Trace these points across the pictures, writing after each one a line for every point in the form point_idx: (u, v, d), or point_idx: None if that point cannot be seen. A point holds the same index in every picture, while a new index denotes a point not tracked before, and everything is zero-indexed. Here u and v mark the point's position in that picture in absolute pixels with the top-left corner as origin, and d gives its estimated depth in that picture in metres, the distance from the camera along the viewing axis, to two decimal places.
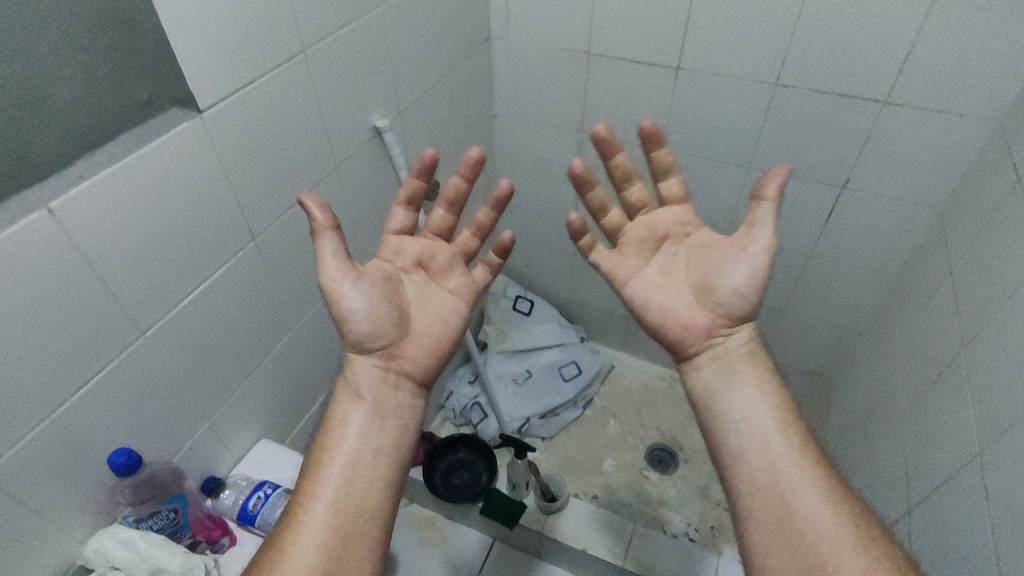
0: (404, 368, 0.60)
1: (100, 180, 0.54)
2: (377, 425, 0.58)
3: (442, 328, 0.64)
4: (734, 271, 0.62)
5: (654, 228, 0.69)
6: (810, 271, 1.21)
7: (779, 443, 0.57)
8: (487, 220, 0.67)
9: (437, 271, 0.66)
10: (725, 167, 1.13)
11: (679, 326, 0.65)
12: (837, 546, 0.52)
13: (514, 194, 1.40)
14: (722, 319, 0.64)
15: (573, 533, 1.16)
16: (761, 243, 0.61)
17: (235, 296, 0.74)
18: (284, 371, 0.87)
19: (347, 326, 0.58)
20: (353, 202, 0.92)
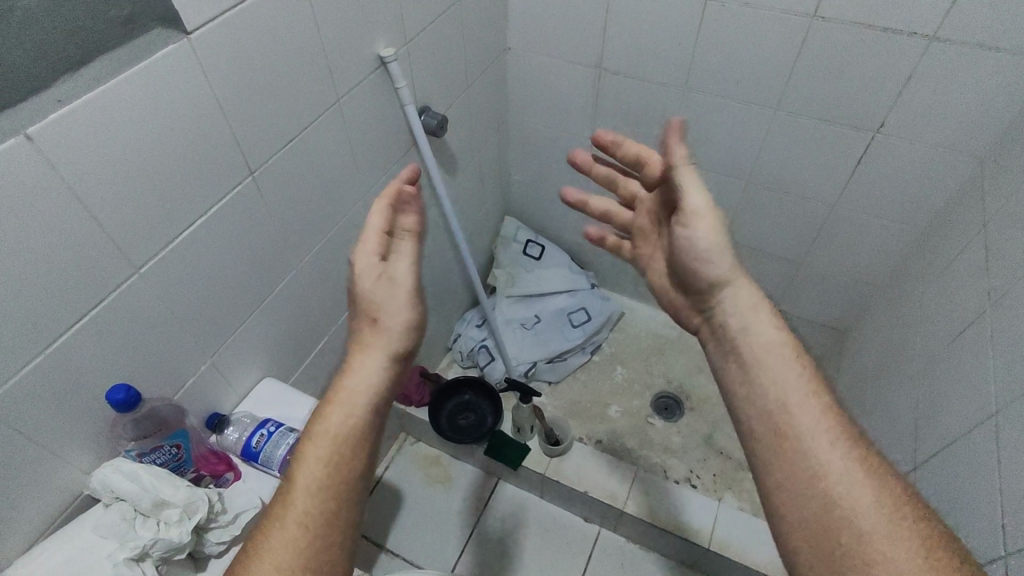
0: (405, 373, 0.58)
1: (79, 107, 0.51)
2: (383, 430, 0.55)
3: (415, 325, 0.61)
4: (687, 246, 0.59)
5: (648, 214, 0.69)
6: (834, 221, 1.16)
7: (802, 417, 0.51)
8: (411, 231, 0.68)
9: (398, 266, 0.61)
10: (751, 107, 1.07)
11: (670, 308, 0.66)
12: (865, 530, 0.46)
13: (527, 132, 1.35)
14: (694, 297, 0.62)
15: (575, 475, 1.18)
16: (693, 215, 0.58)
17: (235, 232, 0.72)
18: (287, 309, 0.86)
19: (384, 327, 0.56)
20: (357, 137, 0.88)
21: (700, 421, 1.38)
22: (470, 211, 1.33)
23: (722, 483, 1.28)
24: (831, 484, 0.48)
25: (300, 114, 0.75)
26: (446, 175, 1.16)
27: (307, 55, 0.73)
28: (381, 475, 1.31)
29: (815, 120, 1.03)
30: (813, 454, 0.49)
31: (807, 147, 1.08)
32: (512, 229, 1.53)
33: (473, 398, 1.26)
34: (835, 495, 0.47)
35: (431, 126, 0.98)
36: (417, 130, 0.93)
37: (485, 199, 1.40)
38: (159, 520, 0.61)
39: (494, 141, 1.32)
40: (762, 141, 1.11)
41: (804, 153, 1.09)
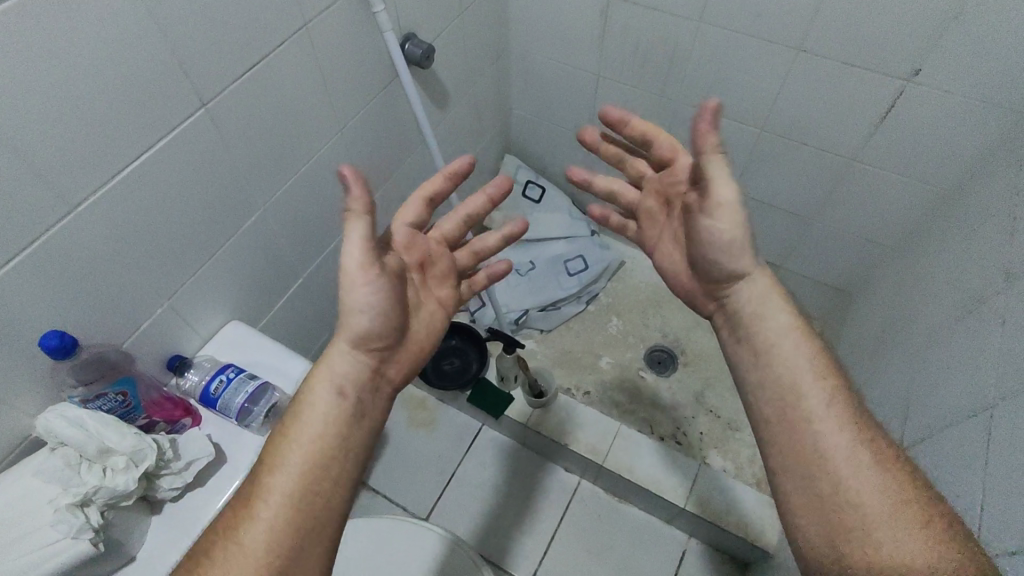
0: (388, 371, 0.63)
1: (11, 10, 0.46)
2: (353, 424, 0.59)
3: (431, 339, 0.68)
4: (710, 235, 0.63)
5: (658, 194, 0.72)
6: (852, 177, 1.08)
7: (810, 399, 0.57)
8: (496, 243, 0.74)
9: (432, 276, 0.69)
10: (771, 47, 0.96)
11: (683, 289, 0.71)
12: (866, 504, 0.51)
13: (529, 65, 1.25)
14: (714, 284, 0.67)
15: (557, 426, 1.17)
16: (722, 210, 0.61)
17: (189, 168, 0.67)
18: (254, 252, 0.82)
19: (353, 319, 0.60)
20: (333, 70, 0.79)
21: (693, 377, 1.37)
22: (465, 150, 1.26)
23: (709, 441, 1.27)
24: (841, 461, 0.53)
25: (262, 42, 0.68)
26: (437, 110, 1.08)
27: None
28: None
29: (842, 65, 0.93)
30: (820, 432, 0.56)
31: (829, 95, 0.98)
32: (512, 168, 1.45)
33: (459, 342, 1.23)
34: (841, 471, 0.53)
35: (416, 56, 0.89)
36: (398, 62, 0.85)
37: (483, 137, 1.32)
38: (104, 466, 0.59)
39: (494, 74, 1.23)
40: (780, 86, 1.01)
41: (825, 101, 0.99)
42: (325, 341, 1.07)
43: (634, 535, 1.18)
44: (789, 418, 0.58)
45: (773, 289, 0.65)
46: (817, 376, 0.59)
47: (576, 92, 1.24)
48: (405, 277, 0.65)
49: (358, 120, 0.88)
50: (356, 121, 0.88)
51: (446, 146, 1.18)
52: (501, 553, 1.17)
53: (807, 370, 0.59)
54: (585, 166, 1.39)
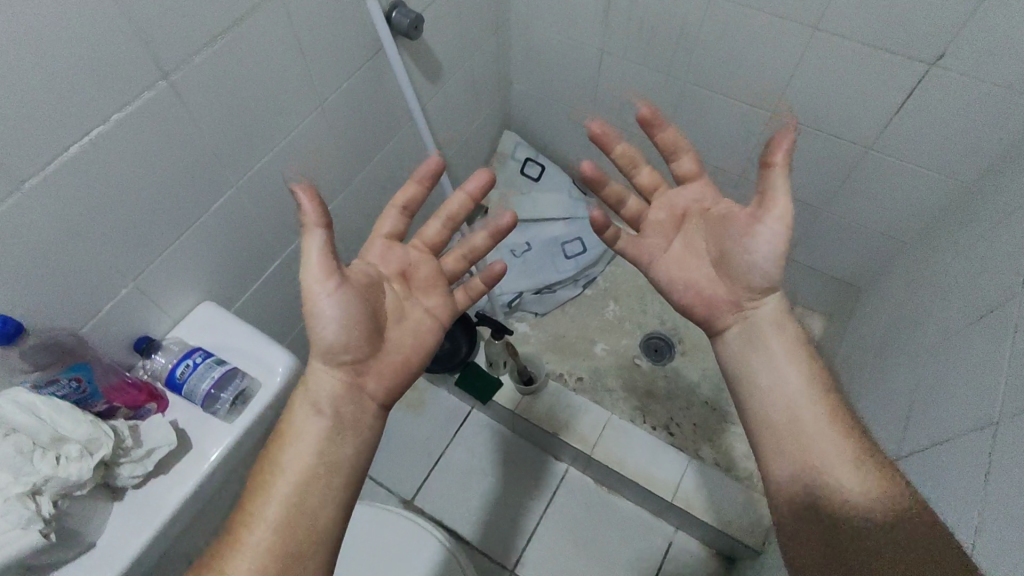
0: (366, 383, 0.63)
1: None
2: (334, 442, 0.60)
3: (416, 348, 0.67)
4: (761, 240, 0.65)
5: (671, 207, 0.76)
6: (865, 166, 1.02)
7: (812, 407, 0.61)
8: (483, 245, 0.74)
9: (417, 285, 0.70)
10: (786, 24, 0.90)
11: (704, 302, 0.71)
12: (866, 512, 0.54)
13: (531, 37, 1.18)
14: (746, 293, 0.68)
15: (547, 413, 1.15)
16: (778, 211, 0.64)
17: (152, 142, 0.62)
18: (228, 230, 0.79)
19: (316, 331, 0.61)
20: (311, 39, 0.75)
21: (689, 367, 1.34)
22: (461, 125, 1.21)
23: (702, 434, 1.24)
24: (841, 470, 0.57)
25: (229, 8, 0.63)
26: (429, 83, 1.03)
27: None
28: None
29: (861, 45, 0.86)
30: (823, 438, 0.59)
31: (846, 77, 0.92)
32: (511, 146, 1.40)
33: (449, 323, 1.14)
34: (842, 479, 0.56)
35: (403, 25, 0.84)
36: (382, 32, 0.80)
37: (481, 111, 1.26)
38: (58, 454, 0.56)
39: (492, 45, 1.17)
40: (794, 66, 0.95)
41: (841, 84, 0.93)
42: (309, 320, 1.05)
43: (621, 525, 1.16)
44: (791, 425, 0.61)
45: (784, 312, 0.68)
46: (819, 386, 0.62)
47: (579, 66, 1.18)
48: (376, 288, 0.66)
49: (339, 92, 0.84)
50: (338, 93, 0.84)
51: (440, 121, 1.13)
52: (486, 538, 1.16)
53: (809, 381, 0.63)
54: (586, 144, 1.34)
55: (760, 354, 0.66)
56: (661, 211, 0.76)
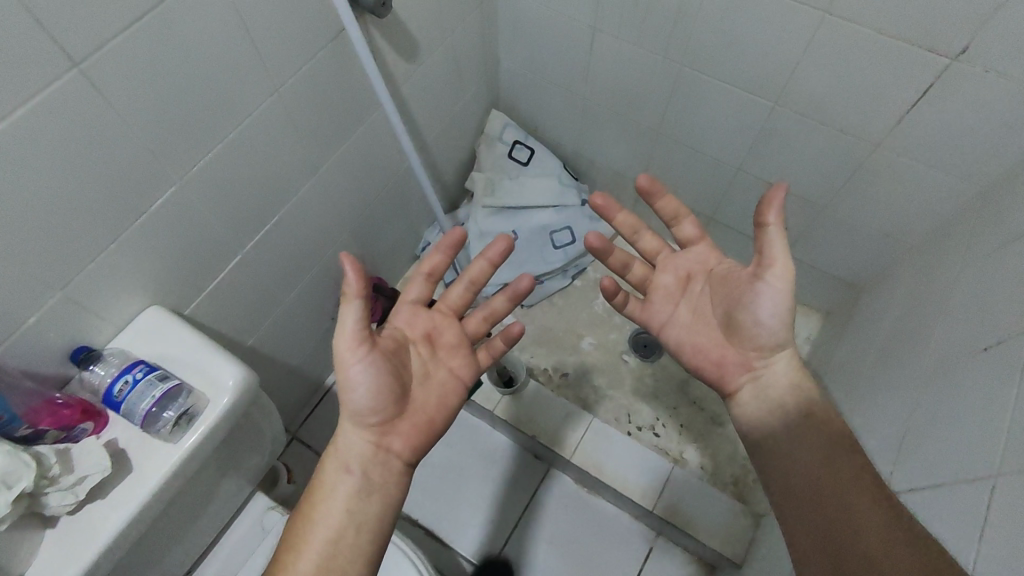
0: (392, 443, 0.72)
1: None
2: (362, 499, 0.69)
3: (436, 407, 0.76)
4: (765, 299, 0.67)
5: (676, 271, 0.79)
6: (875, 165, 0.95)
7: (832, 455, 0.64)
8: (503, 308, 0.84)
9: (441, 348, 0.80)
10: (794, 7, 0.81)
11: (713, 365, 0.74)
12: (882, 545, 0.55)
13: (518, 11, 1.09)
14: (756, 353, 0.71)
15: (526, 417, 1.16)
16: (777, 270, 0.65)
17: (74, 141, 0.56)
18: (176, 231, 0.73)
19: (349, 398, 0.70)
20: (259, 19, 0.66)
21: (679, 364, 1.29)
22: (443, 105, 1.13)
23: (687, 435, 1.20)
24: (859, 511, 0.58)
25: None
26: (403, 63, 0.94)
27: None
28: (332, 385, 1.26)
29: (877, 32, 0.78)
30: (842, 483, 0.61)
31: (857, 67, 0.83)
32: (498, 126, 1.30)
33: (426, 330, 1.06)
34: (860, 519, 0.57)
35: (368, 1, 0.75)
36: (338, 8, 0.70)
37: (466, 90, 1.18)
38: None
39: (476, 20, 1.08)
40: (802, 53, 0.86)
41: (852, 75, 0.85)
42: (276, 317, 1.00)
43: (602, 528, 1.14)
44: (811, 473, 0.63)
45: (797, 371, 0.71)
46: (843, 440, 0.65)
47: (570, 45, 1.09)
48: (403, 353, 0.76)
49: (297, 78, 0.76)
50: (295, 79, 0.76)
51: (418, 104, 1.05)
52: (462, 538, 1.14)
53: (831, 434, 0.65)
54: (578, 128, 1.26)
55: (776, 410, 0.70)
56: (668, 274, 0.79)
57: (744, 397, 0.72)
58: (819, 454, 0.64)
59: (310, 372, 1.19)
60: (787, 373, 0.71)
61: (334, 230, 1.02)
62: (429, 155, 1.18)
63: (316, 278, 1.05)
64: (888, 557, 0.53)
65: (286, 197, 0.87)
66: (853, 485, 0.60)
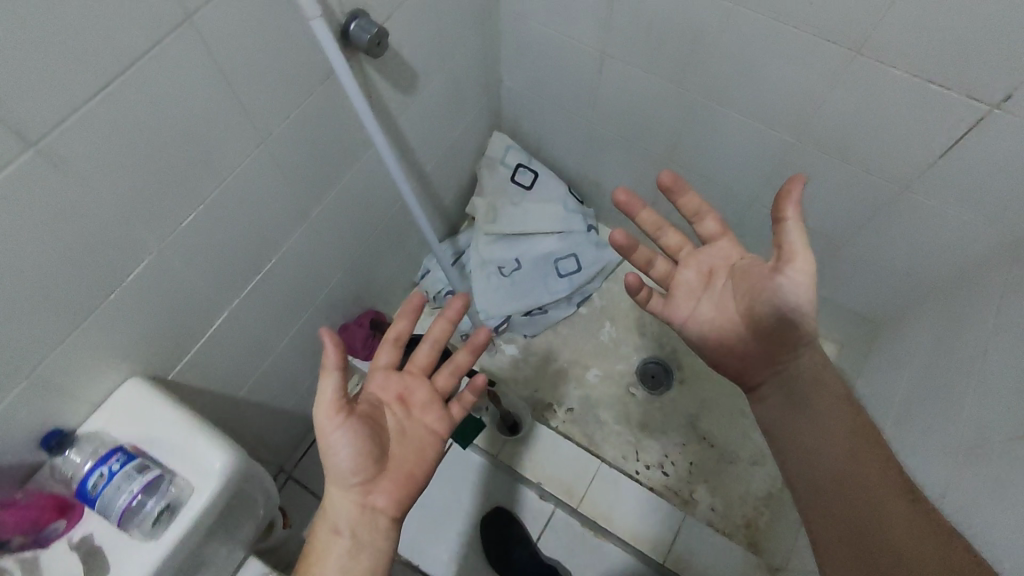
0: (378, 502, 0.66)
1: None
2: (356, 562, 0.64)
3: (420, 463, 0.71)
4: (786, 291, 0.61)
5: (699, 267, 0.73)
6: (903, 207, 0.89)
7: (859, 457, 0.60)
8: (466, 362, 0.78)
9: (415, 406, 0.74)
10: (823, 45, 0.75)
11: (739, 359, 0.69)
12: (917, 549, 0.52)
13: (523, 34, 1.02)
14: (783, 348, 0.66)
15: (530, 464, 1.12)
16: (800, 259, 0.59)
17: (37, 222, 0.50)
18: (156, 299, 0.67)
19: (329, 464, 0.65)
20: (244, 71, 0.60)
21: (688, 398, 1.25)
22: (443, 133, 1.07)
23: (697, 475, 1.16)
24: (894, 519, 0.55)
25: (123, 48, 0.49)
26: (401, 98, 0.88)
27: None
28: None
29: (913, 72, 0.72)
30: (876, 489, 0.58)
31: (889, 109, 0.78)
32: (499, 149, 1.24)
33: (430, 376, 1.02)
34: (895, 524, 0.55)
35: (363, 41, 0.69)
36: (332, 58, 0.64)
37: (467, 115, 1.11)
38: None
39: (478, 44, 1.01)
40: (830, 92, 0.80)
41: (881, 117, 0.79)
42: (267, 366, 0.94)
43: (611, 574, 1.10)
44: (841, 478, 0.60)
45: (823, 365, 0.66)
46: (866, 441, 0.61)
47: (578, 70, 1.03)
48: (378, 414, 0.70)
49: (285, 126, 0.70)
50: (284, 127, 0.70)
51: (417, 135, 0.98)
52: None
53: (856, 436, 0.61)
54: (585, 152, 1.20)
55: (802, 416, 0.65)
56: (692, 271, 0.74)
57: (769, 392, 0.68)
58: (841, 450, 0.61)
59: (303, 413, 1.13)
60: (818, 362, 0.66)
61: (328, 272, 0.96)
62: (428, 183, 1.12)
63: (310, 322, 0.99)
64: (913, 554, 0.52)
65: (276, 246, 0.81)
66: (878, 479, 0.58)
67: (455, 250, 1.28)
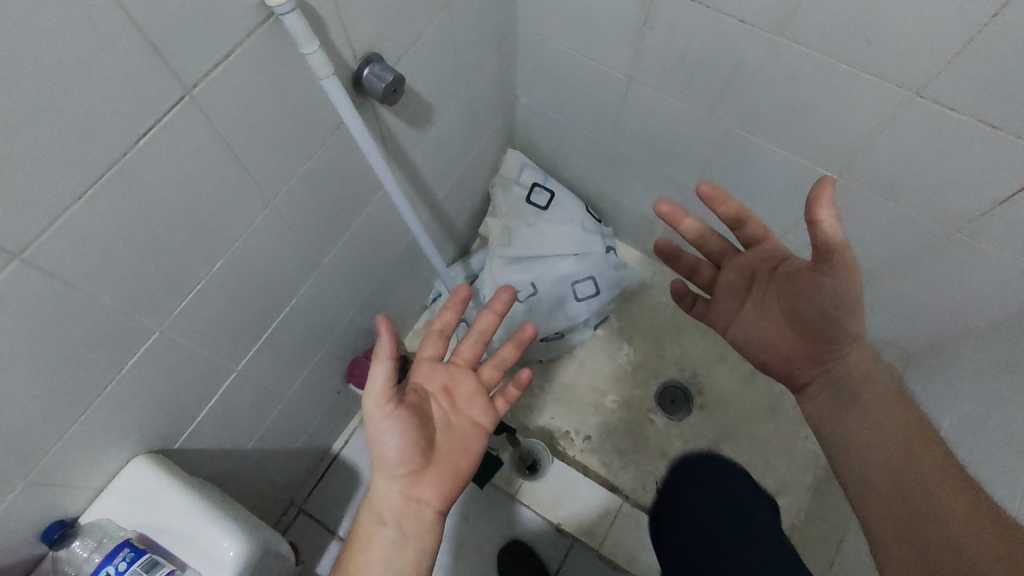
0: (423, 493, 0.66)
1: None
2: (400, 557, 0.63)
3: (465, 454, 0.70)
4: (827, 290, 0.60)
5: (741, 270, 0.73)
6: (949, 248, 0.84)
7: (911, 445, 0.61)
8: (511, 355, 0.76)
9: (460, 398, 0.73)
10: (873, 84, 0.70)
11: (781, 358, 0.71)
12: (964, 527, 0.53)
13: (542, 55, 0.96)
14: (827, 347, 0.66)
15: (549, 501, 1.11)
16: (841, 263, 0.56)
17: (24, 327, 0.45)
18: (165, 373, 0.62)
19: (378, 453, 0.64)
20: (250, 136, 0.55)
21: (708, 423, 1.21)
22: (458, 159, 1.01)
23: None
24: (944, 501, 0.56)
25: (112, 134, 0.43)
26: (416, 134, 0.83)
27: (88, 16, 0.38)
28: (339, 451, 1.17)
29: (973, 117, 0.66)
30: (926, 471, 0.59)
31: (942, 154, 0.72)
32: (515, 168, 1.18)
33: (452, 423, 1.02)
34: (943, 506, 0.56)
35: (377, 89, 0.63)
36: (343, 113, 0.58)
37: (482, 137, 1.05)
38: None
39: (495, 67, 0.95)
40: (878, 131, 0.75)
41: (932, 160, 0.74)
42: (279, 410, 0.90)
43: None
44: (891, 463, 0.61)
45: (871, 362, 0.65)
46: (920, 432, 0.61)
47: (600, 94, 0.97)
48: (425, 405, 0.69)
49: (294, 182, 0.64)
50: (293, 183, 0.64)
51: (432, 165, 0.93)
52: None
53: (911, 426, 0.62)
54: (604, 172, 1.14)
55: (849, 412, 0.66)
56: (735, 275, 0.74)
57: (817, 392, 0.69)
58: (890, 435, 0.62)
59: (315, 446, 1.10)
60: (868, 358, 0.65)
61: (340, 313, 0.92)
62: (442, 209, 1.07)
63: (322, 362, 0.95)
64: (966, 539, 0.53)
65: (287, 298, 0.76)
66: (925, 462, 0.59)
67: (467, 272, 1.23)
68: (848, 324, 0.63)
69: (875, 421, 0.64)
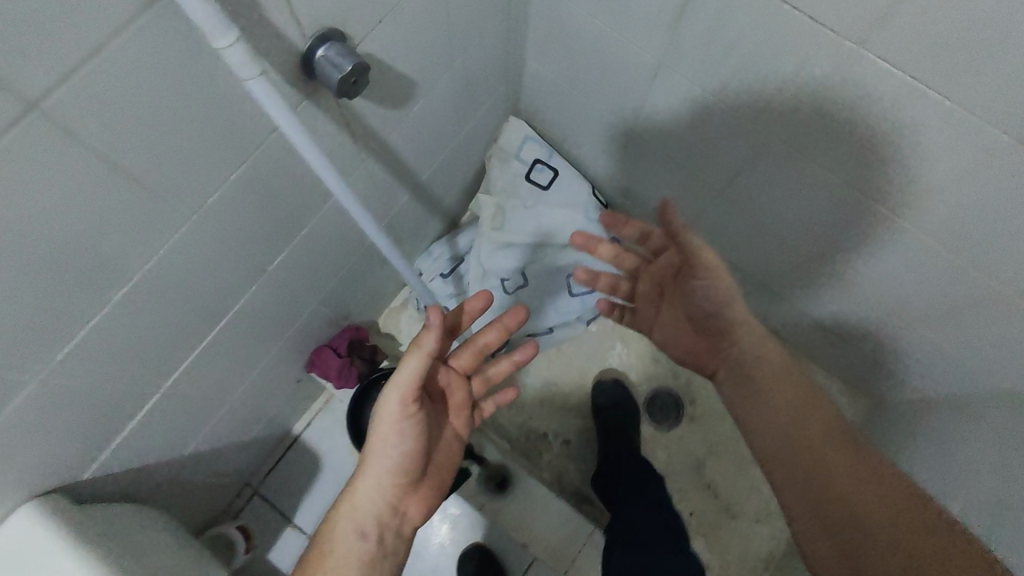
0: (407, 505, 0.67)
1: None
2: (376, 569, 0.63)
3: (447, 468, 0.72)
4: (705, 284, 0.66)
5: (653, 279, 0.73)
6: (1005, 310, 0.72)
7: (809, 405, 0.63)
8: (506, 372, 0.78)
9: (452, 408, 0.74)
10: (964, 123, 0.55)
11: (686, 351, 0.73)
12: (852, 479, 0.57)
13: (558, 19, 0.79)
14: (726, 337, 0.68)
15: (516, 518, 1.04)
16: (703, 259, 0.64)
17: None
18: (56, 413, 0.52)
19: (380, 455, 0.64)
20: (147, 147, 0.41)
21: (696, 437, 1.13)
22: (448, 134, 0.86)
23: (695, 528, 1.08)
24: (837, 462, 0.59)
25: None
26: (393, 116, 0.68)
27: None
28: (300, 433, 1.09)
29: None
30: (820, 435, 0.61)
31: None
32: (515, 140, 1.04)
33: None
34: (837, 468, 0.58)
35: (333, 80, 0.48)
36: (278, 120, 0.44)
37: (479, 107, 0.90)
38: None
39: (500, 30, 0.78)
40: (955, 177, 0.61)
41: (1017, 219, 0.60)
42: (224, 411, 0.81)
43: None
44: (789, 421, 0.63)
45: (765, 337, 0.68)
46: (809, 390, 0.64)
47: (622, 74, 0.80)
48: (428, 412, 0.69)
49: (223, 190, 0.51)
50: (220, 194, 0.51)
51: (414, 147, 0.78)
52: None
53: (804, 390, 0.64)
54: (617, 157, 0.99)
55: (759, 397, 0.65)
56: (649, 285, 0.74)
57: (724, 378, 0.70)
58: (794, 419, 0.63)
59: (273, 431, 1.02)
60: (759, 340, 0.67)
61: (297, 309, 0.80)
62: (427, 188, 0.93)
63: (276, 358, 0.85)
64: (857, 497, 0.56)
65: (225, 308, 0.65)
66: (823, 437, 0.61)
67: (453, 253, 1.09)
68: (730, 311, 0.67)
69: (790, 412, 0.63)
